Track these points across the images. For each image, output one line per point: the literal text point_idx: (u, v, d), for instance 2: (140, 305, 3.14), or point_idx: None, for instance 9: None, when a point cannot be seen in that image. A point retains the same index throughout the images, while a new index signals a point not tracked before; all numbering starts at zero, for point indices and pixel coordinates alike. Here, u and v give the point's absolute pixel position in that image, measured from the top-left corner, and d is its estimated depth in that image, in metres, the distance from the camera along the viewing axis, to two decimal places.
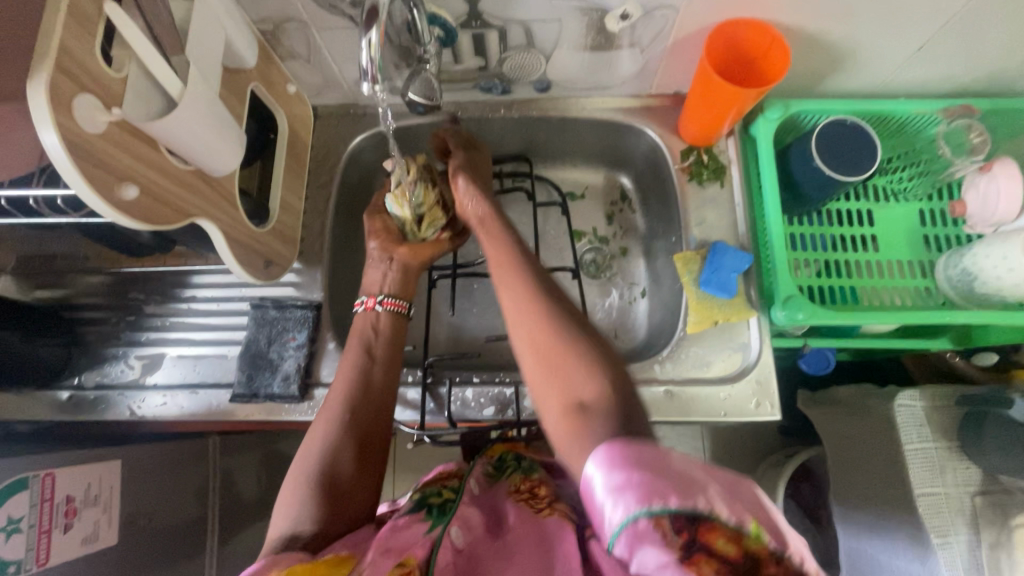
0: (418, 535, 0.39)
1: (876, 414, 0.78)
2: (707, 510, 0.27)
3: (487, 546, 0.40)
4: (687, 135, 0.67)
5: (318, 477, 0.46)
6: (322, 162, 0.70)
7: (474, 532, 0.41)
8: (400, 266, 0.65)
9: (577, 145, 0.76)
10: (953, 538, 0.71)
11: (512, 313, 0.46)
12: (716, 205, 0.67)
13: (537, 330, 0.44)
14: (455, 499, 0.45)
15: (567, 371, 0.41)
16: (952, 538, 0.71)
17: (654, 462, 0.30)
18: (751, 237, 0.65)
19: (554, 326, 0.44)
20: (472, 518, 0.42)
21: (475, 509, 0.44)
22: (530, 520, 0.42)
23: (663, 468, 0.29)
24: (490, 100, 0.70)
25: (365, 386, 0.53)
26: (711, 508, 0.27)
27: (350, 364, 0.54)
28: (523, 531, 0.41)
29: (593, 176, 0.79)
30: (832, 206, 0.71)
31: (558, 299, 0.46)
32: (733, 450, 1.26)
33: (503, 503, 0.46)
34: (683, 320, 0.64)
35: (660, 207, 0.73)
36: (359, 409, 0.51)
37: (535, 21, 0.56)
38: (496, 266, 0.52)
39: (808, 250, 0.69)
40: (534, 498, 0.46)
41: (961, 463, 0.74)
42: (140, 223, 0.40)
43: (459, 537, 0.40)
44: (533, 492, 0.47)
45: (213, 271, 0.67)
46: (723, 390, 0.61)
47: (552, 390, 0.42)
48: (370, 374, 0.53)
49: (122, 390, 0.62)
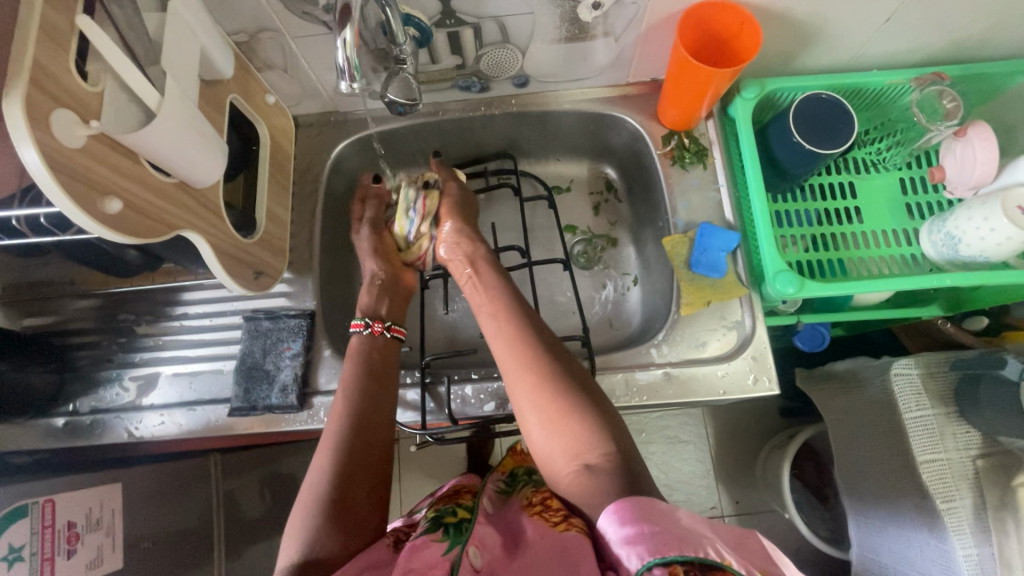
0: (438, 553, 0.40)
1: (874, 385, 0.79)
2: (714, 561, 0.34)
3: (504, 563, 0.41)
4: (667, 120, 0.68)
5: (326, 500, 0.45)
6: (306, 172, 0.70)
7: (491, 551, 0.42)
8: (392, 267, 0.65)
9: (559, 139, 0.76)
10: (958, 503, 0.72)
11: (516, 369, 0.51)
12: (700, 186, 0.67)
13: (543, 393, 0.49)
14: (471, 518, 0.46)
15: (568, 432, 0.47)
16: (956, 503, 0.72)
17: (662, 519, 0.37)
18: (737, 216, 0.66)
19: (559, 388, 0.49)
20: (489, 537, 0.43)
21: (492, 528, 0.45)
22: (544, 532, 0.43)
23: (670, 525, 0.36)
24: (470, 100, 0.71)
25: (367, 410, 0.51)
26: (717, 560, 0.34)
27: (351, 387, 0.53)
28: (540, 540, 0.43)
29: (577, 168, 0.80)
30: (814, 181, 0.72)
31: (558, 353, 0.52)
32: (736, 434, 1.26)
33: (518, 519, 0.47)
34: (676, 302, 0.65)
35: (646, 194, 0.74)
36: (362, 433, 0.50)
37: (508, 16, 0.56)
38: (495, 317, 0.56)
39: (795, 226, 0.70)
40: (549, 510, 0.47)
41: (960, 427, 0.75)
42: (127, 237, 0.40)
43: (478, 557, 0.41)
44: (548, 504, 0.48)
45: (204, 287, 0.66)
46: (721, 368, 0.61)
47: (559, 448, 0.47)
48: (375, 397, 0.52)
49: (118, 413, 0.62)
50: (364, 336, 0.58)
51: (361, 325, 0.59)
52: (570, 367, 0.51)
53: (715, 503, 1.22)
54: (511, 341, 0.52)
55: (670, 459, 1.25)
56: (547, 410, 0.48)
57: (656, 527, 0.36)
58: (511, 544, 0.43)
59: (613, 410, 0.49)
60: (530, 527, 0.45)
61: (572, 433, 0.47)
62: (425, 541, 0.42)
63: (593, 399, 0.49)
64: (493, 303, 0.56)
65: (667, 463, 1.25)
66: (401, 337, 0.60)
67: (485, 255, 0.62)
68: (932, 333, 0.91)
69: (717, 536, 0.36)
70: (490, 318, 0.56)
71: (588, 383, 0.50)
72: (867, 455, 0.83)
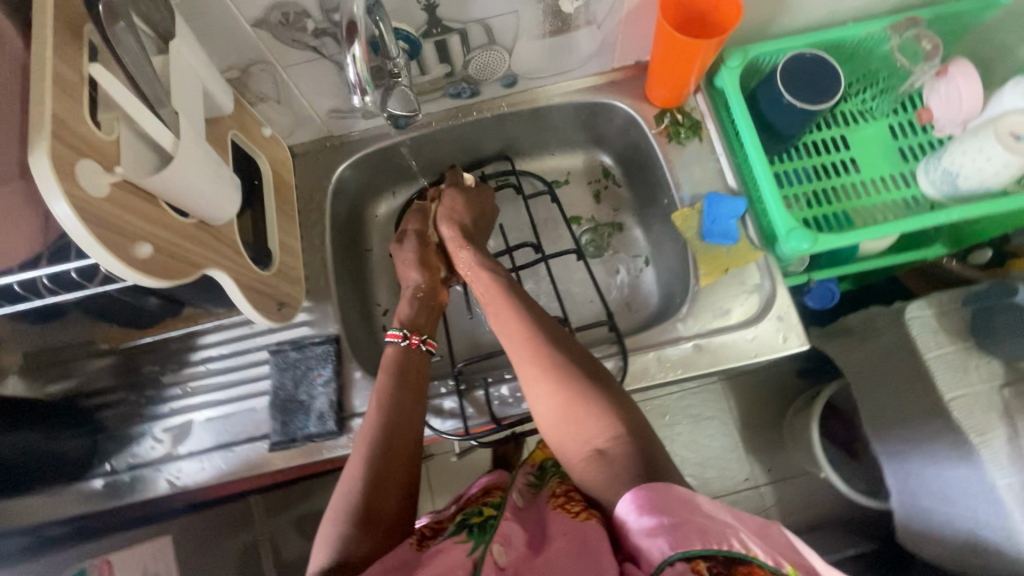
0: (461, 553, 0.41)
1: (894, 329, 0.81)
2: (732, 549, 0.36)
3: (528, 559, 0.41)
4: (657, 99, 0.69)
5: (356, 507, 0.46)
6: (310, 199, 0.70)
7: (515, 549, 0.42)
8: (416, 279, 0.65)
9: (552, 133, 0.77)
10: (991, 433, 0.71)
11: (523, 363, 0.52)
12: (700, 159, 0.68)
13: (552, 385, 0.49)
14: (495, 516, 0.47)
15: (577, 418, 0.48)
16: (990, 434, 0.71)
17: (678, 507, 0.38)
18: (740, 182, 0.67)
19: (567, 378, 0.49)
20: (514, 535, 0.44)
21: (518, 525, 0.45)
22: (564, 525, 0.43)
23: (688, 515, 0.37)
24: (461, 107, 0.71)
25: (397, 411, 0.52)
26: (734, 548, 0.36)
27: (381, 391, 0.53)
28: (560, 532, 0.42)
29: (573, 160, 0.81)
30: (807, 139, 0.73)
31: (564, 344, 0.52)
32: (759, 403, 1.27)
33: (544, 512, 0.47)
34: (694, 274, 0.66)
35: (645, 175, 0.75)
36: (391, 437, 0.50)
37: (492, 18, 0.57)
38: (497, 316, 0.57)
39: (796, 185, 0.71)
40: (569, 501, 0.46)
41: (982, 359, 0.75)
42: (160, 280, 0.40)
43: (502, 555, 0.41)
44: (570, 494, 0.47)
45: (224, 327, 0.66)
46: (749, 332, 0.62)
47: (571, 437, 0.48)
48: (402, 401, 0.53)
49: (155, 465, 0.61)
50: (400, 348, 0.58)
51: (399, 337, 0.58)
52: (578, 356, 0.51)
53: (749, 474, 1.23)
54: (515, 336, 0.54)
55: (698, 437, 1.26)
56: (554, 397, 0.49)
57: (678, 518, 0.37)
58: (536, 539, 0.43)
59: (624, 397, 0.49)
60: (551, 520, 0.45)
61: (579, 419, 0.48)
62: (450, 544, 0.43)
63: (604, 386, 0.49)
64: (495, 301, 0.58)
65: (695, 441, 1.25)
66: (434, 351, 0.60)
67: (484, 262, 0.63)
68: (938, 275, 0.93)
69: (732, 520, 0.38)
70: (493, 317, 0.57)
71: (597, 372, 0.50)
72: (891, 401, 0.83)
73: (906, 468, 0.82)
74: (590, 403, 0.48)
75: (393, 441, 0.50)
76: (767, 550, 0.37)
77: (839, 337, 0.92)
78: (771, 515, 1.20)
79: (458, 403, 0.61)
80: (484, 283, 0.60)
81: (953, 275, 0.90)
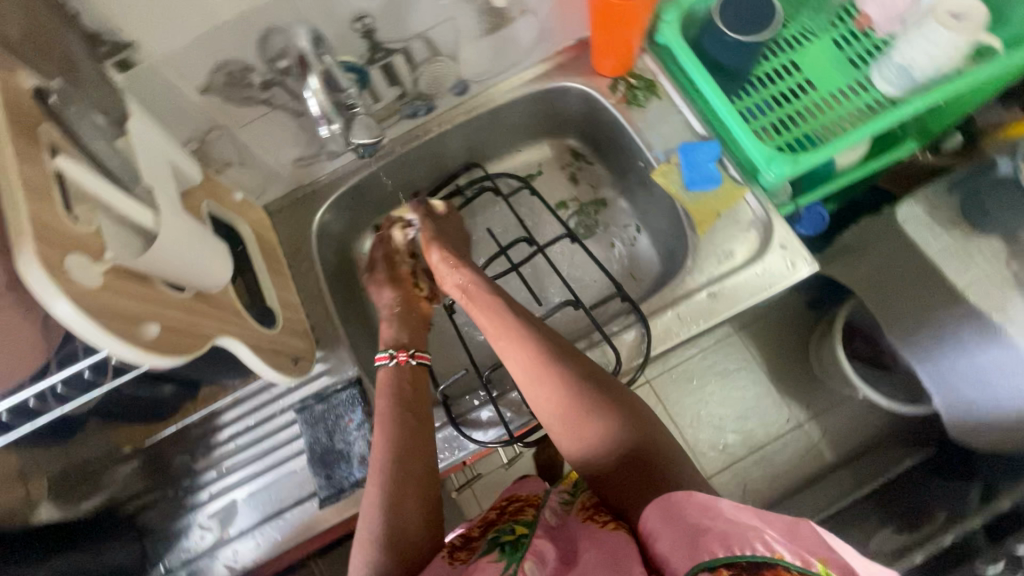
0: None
1: (887, 231, 0.82)
2: (755, 552, 0.34)
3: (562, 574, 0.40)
4: (606, 70, 0.70)
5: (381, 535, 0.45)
6: (297, 251, 0.69)
7: (547, 565, 0.41)
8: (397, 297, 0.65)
9: (514, 129, 0.78)
10: (1011, 306, 0.72)
11: (533, 381, 0.51)
12: (663, 115, 0.69)
13: (567, 400, 0.49)
14: (528, 533, 0.44)
15: (593, 435, 0.47)
16: (1010, 307, 0.72)
17: (698, 516, 0.38)
18: (708, 127, 0.67)
19: (581, 392, 0.49)
20: (547, 551, 0.42)
21: (550, 541, 0.44)
22: (591, 536, 0.43)
23: (708, 523, 0.37)
24: (421, 125, 0.72)
25: (409, 440, 0.51)
26: (757, 551, 0.34)
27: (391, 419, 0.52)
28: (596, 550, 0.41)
29: (541, 151, 0.82)
30: (759, 71, 0.74)
31: (572, 356, 0.52)
32: (779, 343, 1.27)
33: (574, 526, 0.46)
34: (689, 225, 0.66)
35: (614, 147, 0.76)
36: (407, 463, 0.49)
37: (430, 30, 0.58)
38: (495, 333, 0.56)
39: (761, 117, 0.72)
40: (597, 513, 0.46)
41: (980, 239, 0.76)
42: (173, 357, 0.39)
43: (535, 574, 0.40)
44: (596, 507, 0.47)
45: (243, 399, 0.65)
46: (757, 267, 0.62)
47: (590, 447, 0.47)
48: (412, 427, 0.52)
49: (209, 554, 0.59)
50: (397, 369, 0.58)
51: (389, 357, 0.59)
52: (591, 370, 0.51)
53: (789, 414, 1.22)
54: (521, 355, 0.52)
55: (730, 392, 1.25)
56: (573, 415, 0.48)
57: (697, 528, 0.37)
58: (568, 553, 0.42)
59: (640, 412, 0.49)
60: (580, 535, 0.44)
61: (595, 437, 0.47)
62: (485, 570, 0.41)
63: (618, 399, 0.49)
64: (493, 322, 0.56)
65: (728, 396, 1.25)
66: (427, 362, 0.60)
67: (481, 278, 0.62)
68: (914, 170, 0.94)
69: (760, 523, 0.37)
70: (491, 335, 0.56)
71: (609, 382, 0.50)
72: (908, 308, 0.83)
73: (940, 366, 0.81)
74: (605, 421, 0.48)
75: (411, 468, 0.50)
76: (800, 551, 0.35)
77: (840, 257, 0.93)
78: (823, 447, 1.19)
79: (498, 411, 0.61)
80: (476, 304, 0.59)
81: (929, 166, 0.91)
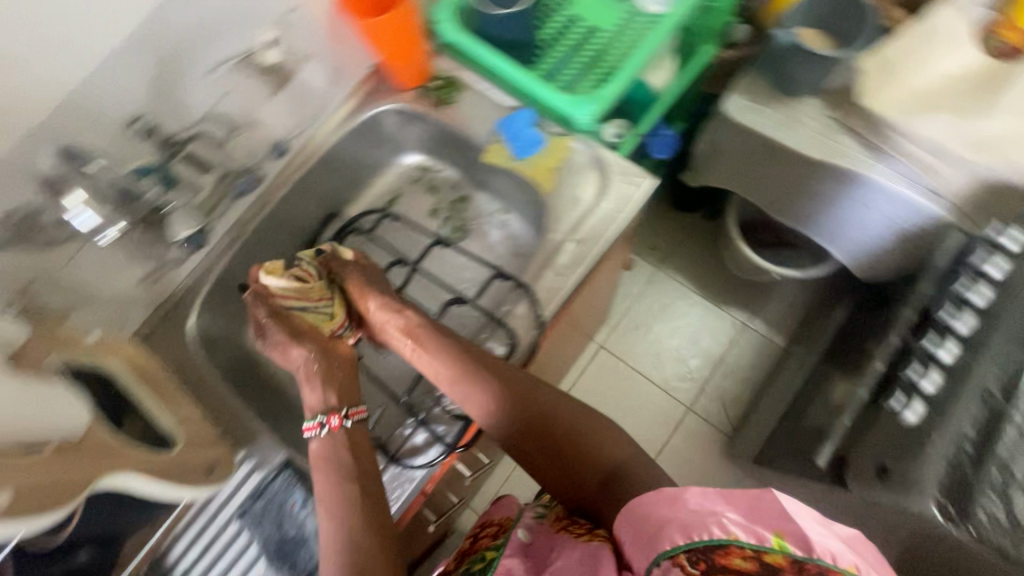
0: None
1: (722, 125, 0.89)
2: (711, 538, 0.36)
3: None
4: (407, 82, 0.73)
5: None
6: (184, 366, 0.67)
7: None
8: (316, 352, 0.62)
9: (354, 167, 0.80)
10: (848, 149, 0.81)
11: (510, 420, 0.56)
12: (474, 103, 0.73)
13: (551, 432, 0.56)
14: (496, 555, 0.47)
15: (572, 472, 0.54)
16: (847, 150, 0.80)
17: (665, 510, 0.39)
18: (517, 98, 0.71)
19: (562, 426, 0.56)
20: (515, 565, 0.45)
21: (519, 556, 0.46)
22: (565, 542, 0.46)
23: (673, 516, 0.39)
24: (258, 198, 0.72)
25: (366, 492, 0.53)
26: (713, 536, 0.36)
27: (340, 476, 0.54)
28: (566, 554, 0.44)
29: (392, 178, 0.84)
30: (547, 34, 0.79)
31: (542, 391, 0.58)
32: (698, 262, 1.38)
33: (550, 536, 0.48)
34: (535, 187, 0.70)
35: (450, 147, 0.78)
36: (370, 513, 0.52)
37: (207, 108, 0.64)
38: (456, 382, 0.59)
39: (564, 72, 0.76)
40: (572, 524, 0.50)
41: (801, 102, 0.84)
42: (20, 522, 0.37)
43: None
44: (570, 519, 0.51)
45: (179, 534, 0.61)
46: (606, 201, 0.66)
47: (575, 470, 0.54)
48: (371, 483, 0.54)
49: None
50: (331, 434, 0.57)
51: (319, 427, 0.57)
52: (565, 404, 0.57)
53: (733, 319, 1.34)
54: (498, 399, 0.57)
55: (677, 322, 1.35)
56: (558, 445, 0.55)
57: (660, 523, 0.39)
58: (537, 561, 0.45)
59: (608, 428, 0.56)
60: (557, 543, 0.46)
61: (578, 473, 0.54)
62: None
63: (587, 428, 0.56)
64: (454, 381, 0.59)
65: (676, 326, 1.34)
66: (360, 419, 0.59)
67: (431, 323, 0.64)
68: (725, 67, 1.04)
69: (722, 505, 0.38)
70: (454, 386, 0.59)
71: (581, 410, 0.57)
72: (776, 185, 0.93)
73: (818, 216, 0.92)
74: (582, 456, 0.54)
75: (372, 523, 0.51)
76: (758, 532, 0.36)
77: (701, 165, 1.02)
78: (770, 334, 1.31)
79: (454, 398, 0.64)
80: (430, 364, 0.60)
81: (733, 58, 1.01)
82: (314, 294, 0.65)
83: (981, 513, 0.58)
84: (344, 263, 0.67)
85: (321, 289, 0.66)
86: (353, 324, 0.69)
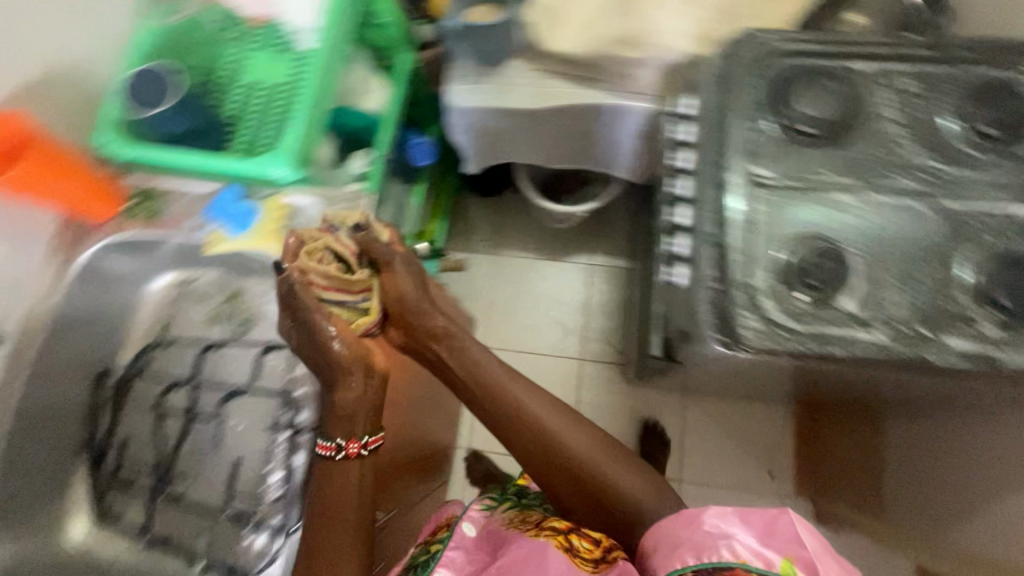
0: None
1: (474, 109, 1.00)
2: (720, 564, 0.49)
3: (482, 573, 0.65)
4: (106, 211, 0.77)
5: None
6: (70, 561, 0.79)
7: (458, 566, 0.68)
8: (358, 362, 0.67)
9: (103, 323, 0.83)
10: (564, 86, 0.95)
11: (568, 461, 0.73)
12: (184, 206, 0.78)
13: (590, 475, 0.73)
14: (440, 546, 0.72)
15: (600, 504, 0.72)
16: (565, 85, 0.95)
17: (687, 536, 0.53)
18: (217, 178, 0.75)
19: (615, 484, 0.72)
20: (456, 558, 0.69)
21: (460, 551, 0.69)
22: (517, 540, 0.67)
23: (691, 542, 0.52)
24: (24, 400, 0.76)
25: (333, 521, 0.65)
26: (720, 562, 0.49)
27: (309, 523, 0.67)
28: (520, 547, 0.65)
29: (149, 309, 0.85)
30: (225, 111, 0.78)
31: (619, 456, 0.75)
32: (525, 231, 1.48)
33: (500, 530, 0.71)
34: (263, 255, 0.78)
35: (184, 253, 0.82)
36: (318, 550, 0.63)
37: None
38: (544, 452, 0.74)
39: (257, 136, 0.76)
40: (524, 521, 0.72)
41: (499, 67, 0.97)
42: None
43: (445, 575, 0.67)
44: (523, 518, 0.73)
45: None
46: (323, 221, 0.75)
47: (596, 501, 0.73)
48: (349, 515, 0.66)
49: None
50: (335, 459, 0.67)
51: (330, 450, 0.67)
52: (635, 467, 0.75)
53: (579, 264, 1.44)
54: (591, 458, 0.74)
55: (531, 291, 1.42)
56: (608, 493, 0.72)
57: (679, 548, 0.53)
58: (490, 555, 0.68)
59: (636, 465, 0.75)
60: (508, 536, 0.69)
61: (577, 482, 0.73)
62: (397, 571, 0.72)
63: (609, 486, 0.72)
64: (527, 429, 0.74)
65: (534, 294, 1.42)
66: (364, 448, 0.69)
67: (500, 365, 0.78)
68: (435, 72, 1.14)
69: (737, 529, 0.51)
70: (533, 449, 0.74)
71: (638, 463, 0.76)
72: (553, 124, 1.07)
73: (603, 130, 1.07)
74: (617, 484, 0.72)
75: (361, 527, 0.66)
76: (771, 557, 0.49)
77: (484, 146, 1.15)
78: (612, 260, 1.44)
79: (282, 473, 0.72)
80: (506, 413, 0.75)
81: (434, 63, 1.12)
82: (359, 282, 0.72)
83: (741, 330, 0.66)
84: (383, 249, 0.72)
85: (364, 281, 0.72)
86: (384, 324, 0.77)
